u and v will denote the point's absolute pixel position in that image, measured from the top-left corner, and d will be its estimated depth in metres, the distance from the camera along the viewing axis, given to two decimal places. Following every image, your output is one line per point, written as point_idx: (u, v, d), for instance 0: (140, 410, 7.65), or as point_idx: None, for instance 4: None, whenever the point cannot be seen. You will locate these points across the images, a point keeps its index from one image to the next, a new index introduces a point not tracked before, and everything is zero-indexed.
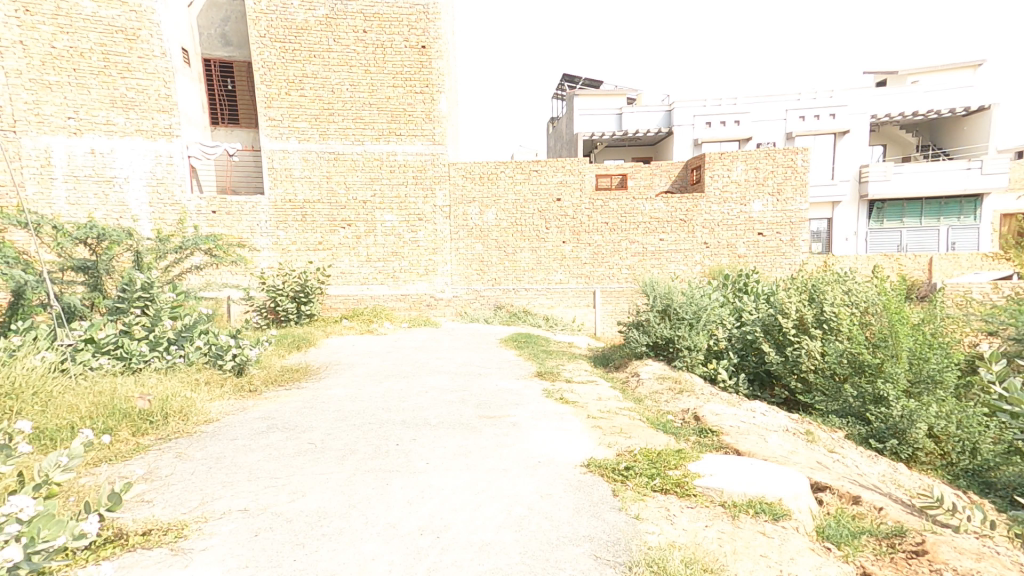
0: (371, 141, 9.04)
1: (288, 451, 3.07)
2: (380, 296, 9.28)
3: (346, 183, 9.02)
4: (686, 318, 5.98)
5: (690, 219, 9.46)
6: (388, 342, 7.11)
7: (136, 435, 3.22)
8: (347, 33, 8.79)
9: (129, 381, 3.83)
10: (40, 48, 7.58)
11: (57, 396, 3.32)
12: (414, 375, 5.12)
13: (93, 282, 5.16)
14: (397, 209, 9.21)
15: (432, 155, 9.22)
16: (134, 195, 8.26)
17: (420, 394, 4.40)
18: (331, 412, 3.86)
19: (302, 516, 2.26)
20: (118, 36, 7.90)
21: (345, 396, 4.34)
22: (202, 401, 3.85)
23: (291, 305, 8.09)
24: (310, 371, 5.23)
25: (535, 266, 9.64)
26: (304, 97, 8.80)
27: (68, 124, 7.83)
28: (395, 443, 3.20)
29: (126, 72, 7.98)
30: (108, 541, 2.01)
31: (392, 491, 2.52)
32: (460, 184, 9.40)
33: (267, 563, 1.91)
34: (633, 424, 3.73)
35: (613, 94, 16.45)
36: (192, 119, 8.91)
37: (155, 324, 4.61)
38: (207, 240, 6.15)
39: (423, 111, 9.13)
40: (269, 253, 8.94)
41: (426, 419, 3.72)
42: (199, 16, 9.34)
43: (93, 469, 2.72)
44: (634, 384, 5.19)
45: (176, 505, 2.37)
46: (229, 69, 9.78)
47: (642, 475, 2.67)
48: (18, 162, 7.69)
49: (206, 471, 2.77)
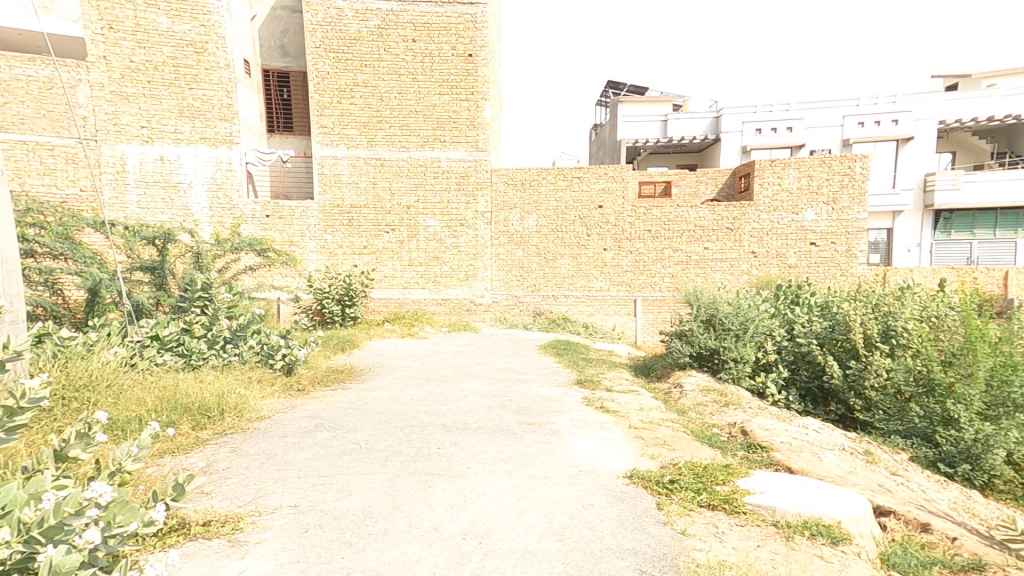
0: (416, 147, 9.21)
1: (335, 450, 3.14)
2: (421, 300, 9.43)
3: (391, 188, 9.22)
4: (732, 329, 5.82)
5: (737, 228, 9.22)
6: (428, 346, 7.22)
7: (196, 429, 3.36)
8: (397, 43, 9.01)
9: (189, 377, 4.01)
10: (120, 62, 8.10)
11: (127, 389, 3.52)
12: (454, 379, 5.17)
13: (158, 282, 5.39)
14: (440, 215, 9.35)
15: (475, 161, 9.31)
16: (197, 200, 8.65)
17: (459, 399, 4.45)
18: (374, 414, 3.93)
19: (349, 515, 2.31)
20: (189, 49, 8.34)
21: (387, 398, 4.42)
22: (254, 398, 3.99)
23: (336, 308, 8.33)
24: (354, 372, 5.34)
25: (574, 273, 9.57)
26: (354, 105, 9.06)
27: (142, 133, 8.30)
28: (436, 446, 3.24)
29: (194, 84, 8.41)
30: (173, 529, 2.11)
31: (434, 493, 2.55)
32: (502, 191, 9.46)
33: (317, 559, 1.96)
34: (676, 436, 3.65)
35: (659, 101, 16.33)
36: (251, 127, 9.30)
37: (213, 323, 4.79)
38: (261, 242, 6.40)
39: (468, 118, 9.24)
40: (317, 256, 9.21)
41: (466, 423, 3.75)
42: (261, 29, 9.81)
43: (158, 460, 2.87)
44: (677, 396, 5.09)
45: (233, 498, 2.47)
46: (286, 79, 10.17)
47: (688, 489, 2.61)
48: (97, 168, 8.18)
49: (260, 466, 2.86)
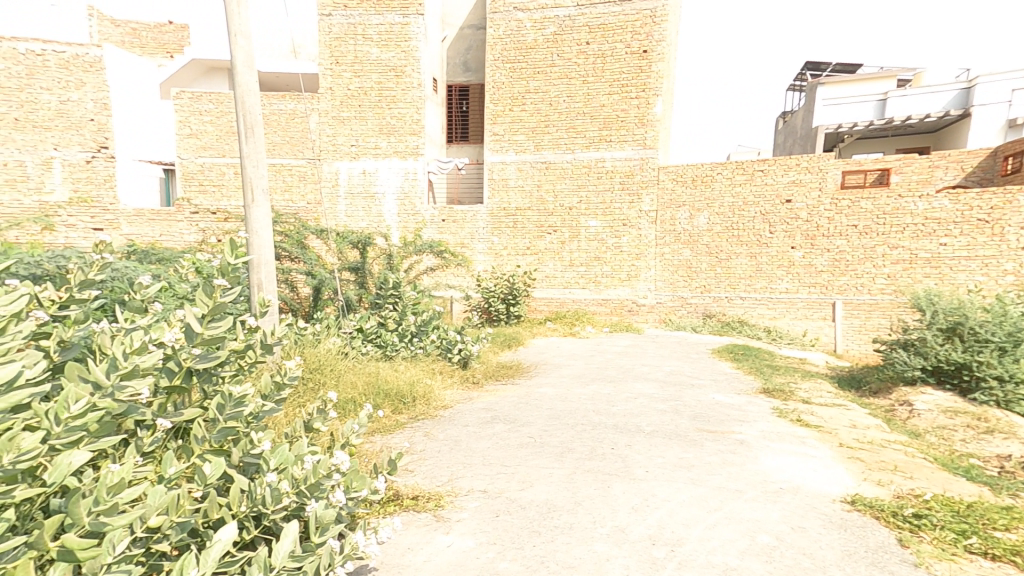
0: (581, 149, 9.33)
1: (512, 442, 3.32)
2: (582, 300, 9.51)
3: (555, 190, 9.46)
4: (995, 340, 4.84)
5: (997, 219, 7.62)
6: (591, 346, 7.27)
7: (395, 413, 3.81)
8: (570, 47, 9.25)
9: (387, 366, 4.56)
10: (341, 91, 9.58)
11: (345, 373, 4.09)
12: (621, 380, 5.13)
13: (360, 281, 6.21)
14: (602, 215, 9.35)
15: (642, 159, 9.09)
16: (389, 208, 9.72)
17: (628, 400, 4.40)
18: (545, 409, 4.08)
19: (534, 505, 2.42)
20: (390, 74, 9.49)
21: (555, 395, 4.54)
22: (438, 388, 4.39)
23: (501, 306, 8.79)
24: (521, 368, 5.59)
25: (754, 273, 8.86)
26: (524, 111, 9.54)
27: (351, 151, 9.66)
28: (611, 447, 3.24)
29: (392, 104, 9.54)
30: (390, 499, 2.43)
31: (615, 494, 2.56)
32: (670, 188, 9.14)
33: (510, 543, 2.09)
34: (910, 462, 3.17)
35: (871, 79, 14.37)
36: (434, 140, 10.23)
37: (402, 318, 5.38)
38: (438, 245, 7.05)
39: (636, 116, 9.06)
40: (485, 257, 9.79)
41: (639, 425, 3.70)
42: (449, 49, 10.86)
43: (371, 437, 3.29)
44: (904, 416, 4.44)
45: (431, 477, 2.74)
46: (466, 92, 11.03)
47: (947, 529, 2.23)
48: (316, 184, 9.62)
49: (449, 451, 3.14)
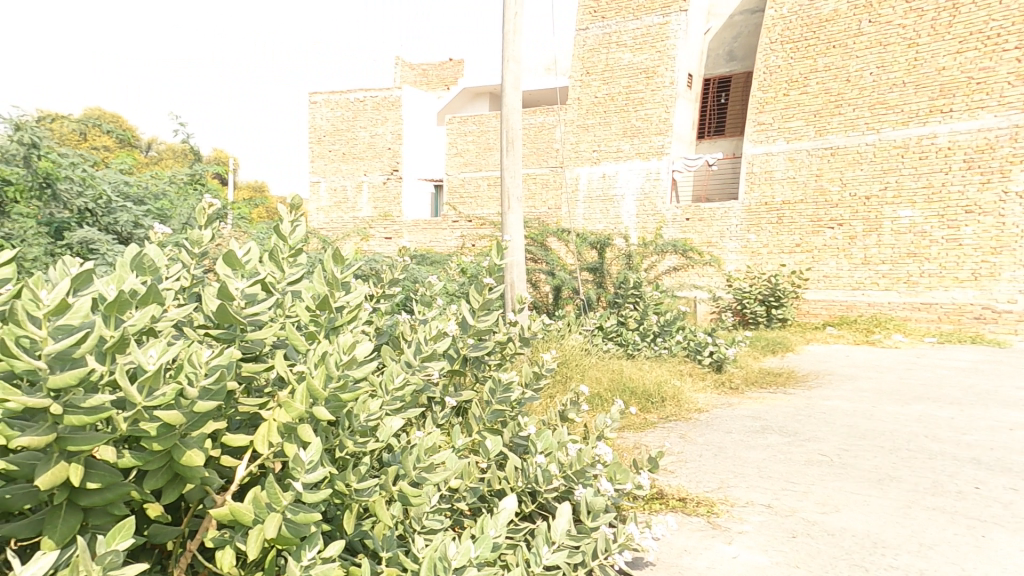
0: (892, 127, 9.85)
1: (799, 458, 3.27)
2: (880, 301, 9.75)
3: (839, 180, 10.30)
4: None
5: None
6: (900, 357, 6.99)
7: (644, 411, 4.03)
8: (886, 11, 10.05)
9: (632, 364, 4.84)
10: (590, 97, 13.32)
11: (587, 368, 4.46)
12: (967, 404, 4.57)
13: (599, 281, 6.91)
14: (924, 203, 9.49)
15: (1001, 130, 8.89)
16: (626, 208, 12.75)
17: (993, 431, 3.85)
18: (835, 427, 3.90)
19: (848, 534, 2.35)
20: (641, 76, 12.69)
21: (853, 413, 4.27)
22: (686, 390, 4.55)
23: (760, 308, 9.24)
24: (792, 377, 5.35)
25: None
26: (807, 93, 10.80)
27: (593, 156, 13.29)
28: (976, 488, 2.86)
29: (639, 105, 12.68)
30: (656, 498, 2.66)
31: (1001, 550, 2.24)
32: (959, 167, 9.25)
33: (818, 569, 2.08)
34: None
35: None
36: (683, 138, 12.83)
37: (643, 318, 5.77)
38: (680, 242, 7.47)
39: (1011, 71, 8.83)
40: (738, 256, 11.32)
41: (1014, 465, 3.18)
42: (712, 41, 13.41)
43: (627, 432, 3.60)
44: None
45: (700, 483, 2.88)
46: (726, 83, 13.30)
47: None
48: (587, 194, 13.35)
49: (713, 456, 3.27)
